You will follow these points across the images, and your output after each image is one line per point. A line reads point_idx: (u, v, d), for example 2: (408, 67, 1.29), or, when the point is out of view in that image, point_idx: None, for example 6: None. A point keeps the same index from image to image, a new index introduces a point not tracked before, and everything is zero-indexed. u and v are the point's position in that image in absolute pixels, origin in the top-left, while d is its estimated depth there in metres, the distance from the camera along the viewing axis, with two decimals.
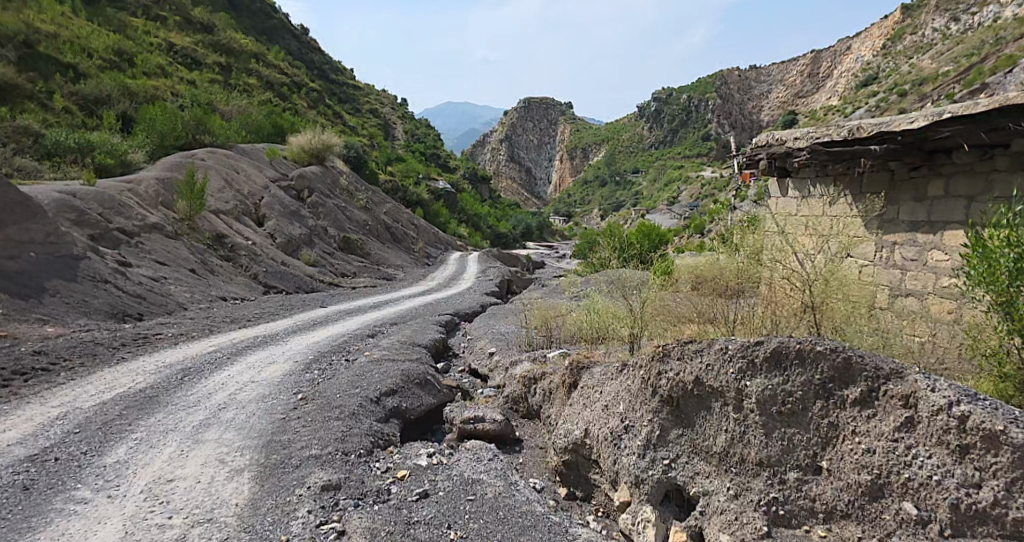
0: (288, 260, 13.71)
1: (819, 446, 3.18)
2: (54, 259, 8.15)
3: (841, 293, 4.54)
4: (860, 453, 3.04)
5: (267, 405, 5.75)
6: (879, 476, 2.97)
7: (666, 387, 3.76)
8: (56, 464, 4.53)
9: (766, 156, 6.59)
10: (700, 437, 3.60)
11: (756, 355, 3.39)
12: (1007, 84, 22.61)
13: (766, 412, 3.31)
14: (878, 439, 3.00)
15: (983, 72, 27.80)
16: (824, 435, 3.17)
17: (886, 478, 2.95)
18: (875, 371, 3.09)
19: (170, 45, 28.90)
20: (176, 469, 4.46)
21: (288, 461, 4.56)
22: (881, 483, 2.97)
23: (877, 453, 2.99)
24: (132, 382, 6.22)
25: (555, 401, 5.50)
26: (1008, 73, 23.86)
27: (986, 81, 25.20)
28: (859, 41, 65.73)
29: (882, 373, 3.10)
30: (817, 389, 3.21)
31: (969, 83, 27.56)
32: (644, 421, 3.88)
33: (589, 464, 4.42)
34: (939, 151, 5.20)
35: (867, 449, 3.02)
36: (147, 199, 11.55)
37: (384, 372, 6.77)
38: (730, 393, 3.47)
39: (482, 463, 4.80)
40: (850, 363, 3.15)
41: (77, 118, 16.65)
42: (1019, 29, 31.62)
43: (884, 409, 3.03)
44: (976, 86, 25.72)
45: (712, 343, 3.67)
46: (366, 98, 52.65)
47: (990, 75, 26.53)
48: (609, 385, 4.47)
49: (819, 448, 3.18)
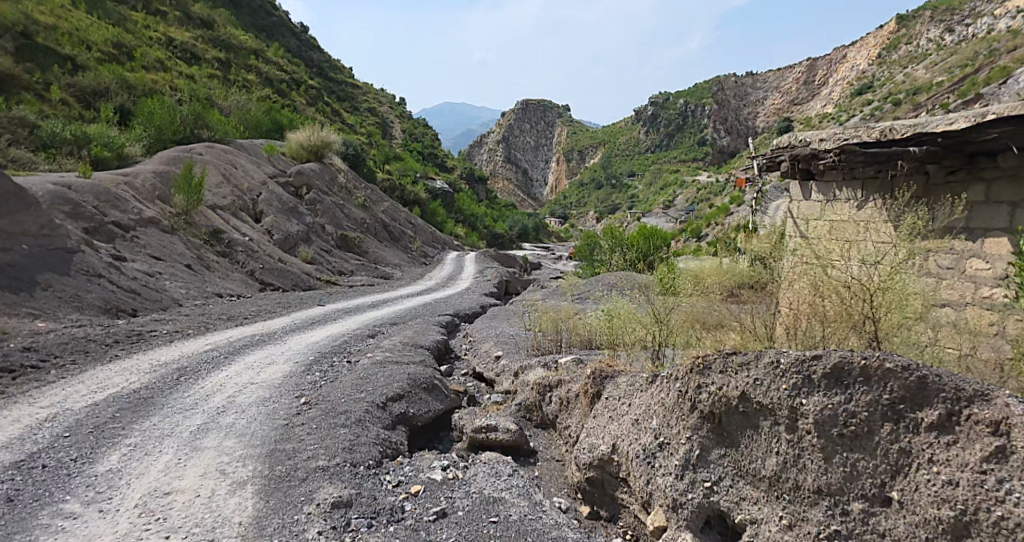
0: (285, 257, 13.38)
1: (888, 475, 2.96)
2: (46, 252, 7.79)
3: (901, 305, 4.05)
4: (939, 484, 2.80)
5: (268, 409, 5.45)
6: (965, 512, 2.72)
7: (707, 402, 3.58)
8: (44, 472, 4.21)
9: (789, 157, 6.32)
10: (745, 458, 3.42)
11: (813, 371, 3.22)
12: (1002, 93, 22.66)
13: (826, 434, 3.12)
14: (962, 470, 2.77)
15: (977, 82, 27.82)
16: (894, 463, 2.95)
17: (973, 515, 2.70)
18: (956, 393, 2.88)
19: (169, 40, 28.49)
20: (173, 481, 4.15)
21: (294, 473, 4.26)
22: (967, 521, 2.71)
23: (961, 485, 2.75)
24: (126, 382, 5.90)
25: (576, 412, 5.23)
26: (1003, 84, 23.77)
27: (980, 91, 25.29)
28: (855, 49, 66.13)
29: (963, 395, 2.88)
30: (885, 410, 3.00)
31: (964, 91, 27.52)
32: (682, 439, 3.69)
33: (616, 483, 4.20)
34: (981, 154, 5.02)
35: (948, 481, 2.79)
36: (144, 192, 11.20)
37: (390, 375, 6.47)
38: (782, 411, 3.29)
39: (501, 478, 4.50)
40: (926, 383, 2.94)
41: (74, 110, 16.27)
42: (1012, 40, 31.83)
43: (969, 436, 2.81)
44: (971, 95, 25.79)
45: (759, 356, 3.49)
46: (364, 97, 52.24)
47: (985, 85, 26.49)
48: (638, 397, 4.25)
49: (889, 476, 2.96)
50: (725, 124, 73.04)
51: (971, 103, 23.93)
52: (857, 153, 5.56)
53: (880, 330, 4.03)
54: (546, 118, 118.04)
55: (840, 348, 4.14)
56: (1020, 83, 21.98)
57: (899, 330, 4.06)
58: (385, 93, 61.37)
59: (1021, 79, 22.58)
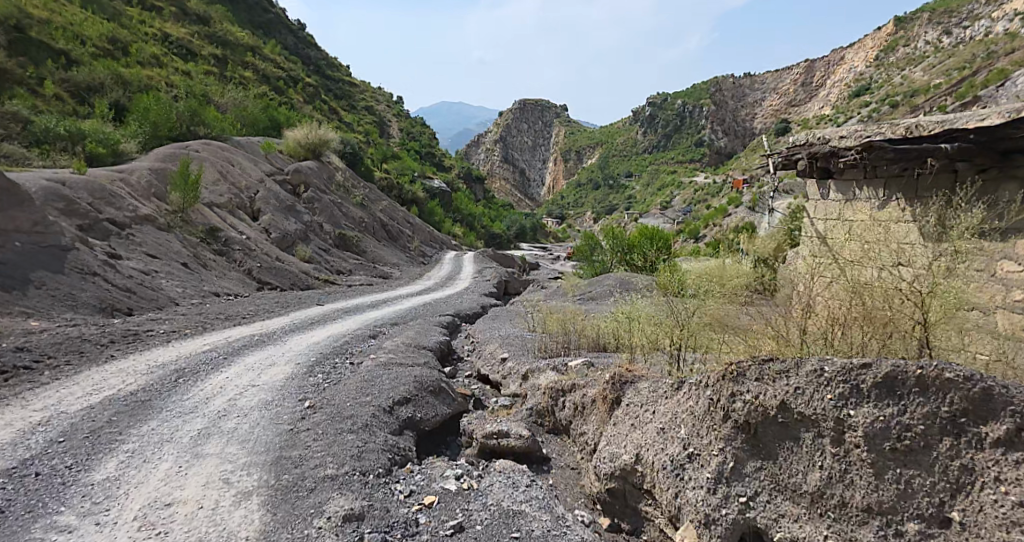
0: (282, 255, 13.14)
1: (948, 493, 2.87)
2: (39, 250, 7.53)
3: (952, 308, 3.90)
4: (1008, 506, 2.71)
5: (271, 413, 5.23)
6: None
7: (742, 412, 3.46)
8: (36, 481, 3.99)
9: (807, 156, 6.57)
10: (785, 473, 3.30)
11: (862, 380, 3.13)
12: (1000, 96, 22.61)
13: (877, 449, 3.04)
14: None
15: (975, 85, 27.73)
16: (954, 481, 2.87)
17: None
18: None
19: (165, 35, 28.15)
20: (174, 491, 3.94)
21: (301, 482, 4.05)
22: None
23: None
24: (122, 384, 5.67)
25: (592, 419, 5.06)
26: (1001, 87, 23.62)
27: (977, 93, 25.28)
28: (852, 52, 66.19)
29: None
30: (944, 423, 2.93)
31: (963, 94, 27.44)
32: (714, 450, 3.57)
33: (639, 495, 4.09)
34: (1016, 151, 4.94)
35: (1020, 503, 2.69)
36: (139, 189, 10.92)
37: (395, 378, 6.26)
38: (827, 423, 3.19)
39: (519, 489, 4.30)
40: (991, 394, 2.87)
41: (68, 106, 15.98)
42: (1009, 43, 31.82)
43: None
44: (968, 98, 25.76)
45: (800, 365, 3.39)
46: (361, 94, 51.91)
47: (983, 88, 26.42)
48: (662, 405, 4.14)
49: (949, 495, 2.87)
50: (722, 126, 72.99)
51: (970, 106, 23.78)
52: (886, 151, 5.65)
53: (932, 337, 3.88)
54: (543, 118, 117.89)
55: (891, 356, 3.96)
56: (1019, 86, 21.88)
57: (947, 335, 3.93)
58: (383, 92, 61.08)
59: (1020, 82, 22.48)
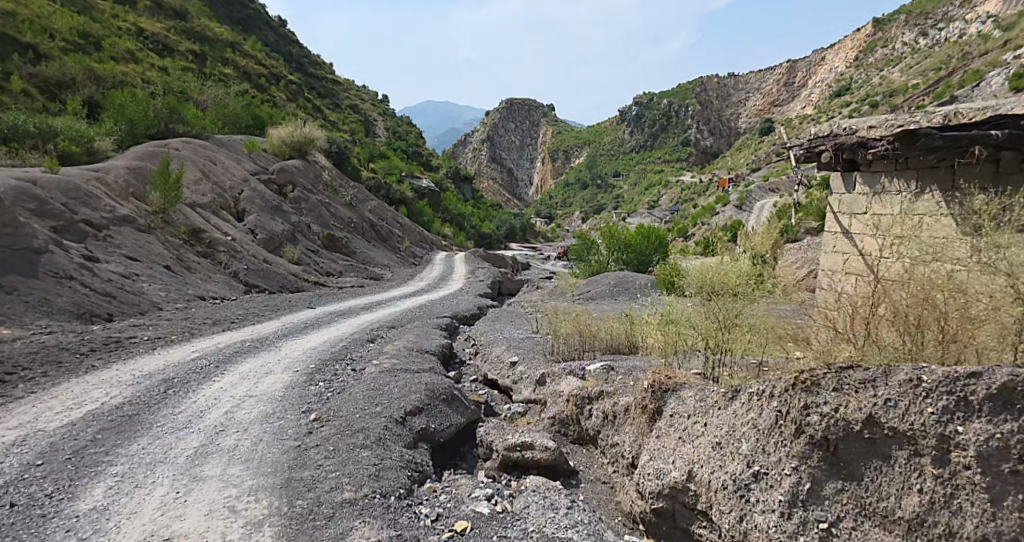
0: (269, 257, 12.60)
1: None
2: (10, 253, 6.96)
3: None
4: None
5: (273, 427, 4.77)
6: None
7: (819, 427, 3.20)
8: (11, 514, 3.53)
9: (832, 148, 6.14)
10: (872, 496, 3.04)
11: (971, 392, 2.87)
12: (977, 95, 22.68)
13: (994, 471, 2.76)
14: None
15: (952, 84, 27.81)
16: None
17: None
18: None
19: (139, 30, 27.37)
20: (173, 523, 3.50)
21: (318, 509, 3.63)
22: None
23: None
24: (106, 396, 5.19)
25: (625, 429, 4.66)
26: (979, 86, 23.73)
27: (953, 93, 25.39)
28: (833, 52, 66.63)
29: None
30: None
31: (940, 91, 27.51)
32: (786, 470, 3.28)
33: (691, 516, 3.71)
34: None
35: None
36: (117, 189, 10.37)
37: (404, 387, 5.77)
38: (927, 440, 2.93)
39: (560, 513, 3.92)
40: None
41: (38, 103, 15.28)
42: (984, 44, 32.05)
43: None
44: (946, 95, 25.81)
45: (889, 373, 3.14)
46: (344, 93, 51.19)
47: (959, 87, 26.45)
48: (716, 418, 3.78)
49: None
50: (707, 126, 73.03)
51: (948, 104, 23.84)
52: (934, 137, 5.21)
53: None
54: (530, 118, 117.70)
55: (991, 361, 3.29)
56: (997, 84, 21.86)
57: None
58: (366, 90, 60.34)
59: (996, 80, 22.56)
